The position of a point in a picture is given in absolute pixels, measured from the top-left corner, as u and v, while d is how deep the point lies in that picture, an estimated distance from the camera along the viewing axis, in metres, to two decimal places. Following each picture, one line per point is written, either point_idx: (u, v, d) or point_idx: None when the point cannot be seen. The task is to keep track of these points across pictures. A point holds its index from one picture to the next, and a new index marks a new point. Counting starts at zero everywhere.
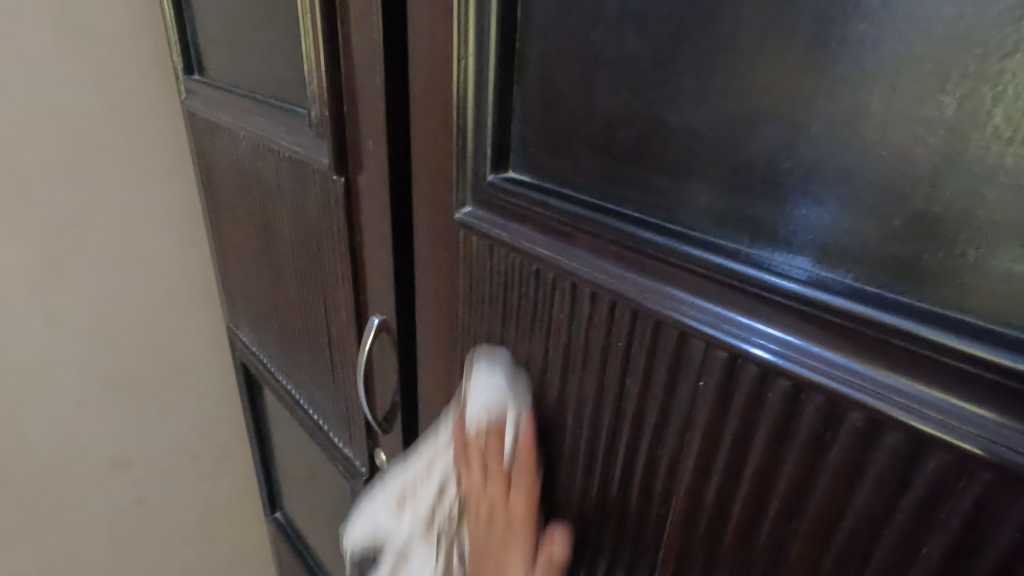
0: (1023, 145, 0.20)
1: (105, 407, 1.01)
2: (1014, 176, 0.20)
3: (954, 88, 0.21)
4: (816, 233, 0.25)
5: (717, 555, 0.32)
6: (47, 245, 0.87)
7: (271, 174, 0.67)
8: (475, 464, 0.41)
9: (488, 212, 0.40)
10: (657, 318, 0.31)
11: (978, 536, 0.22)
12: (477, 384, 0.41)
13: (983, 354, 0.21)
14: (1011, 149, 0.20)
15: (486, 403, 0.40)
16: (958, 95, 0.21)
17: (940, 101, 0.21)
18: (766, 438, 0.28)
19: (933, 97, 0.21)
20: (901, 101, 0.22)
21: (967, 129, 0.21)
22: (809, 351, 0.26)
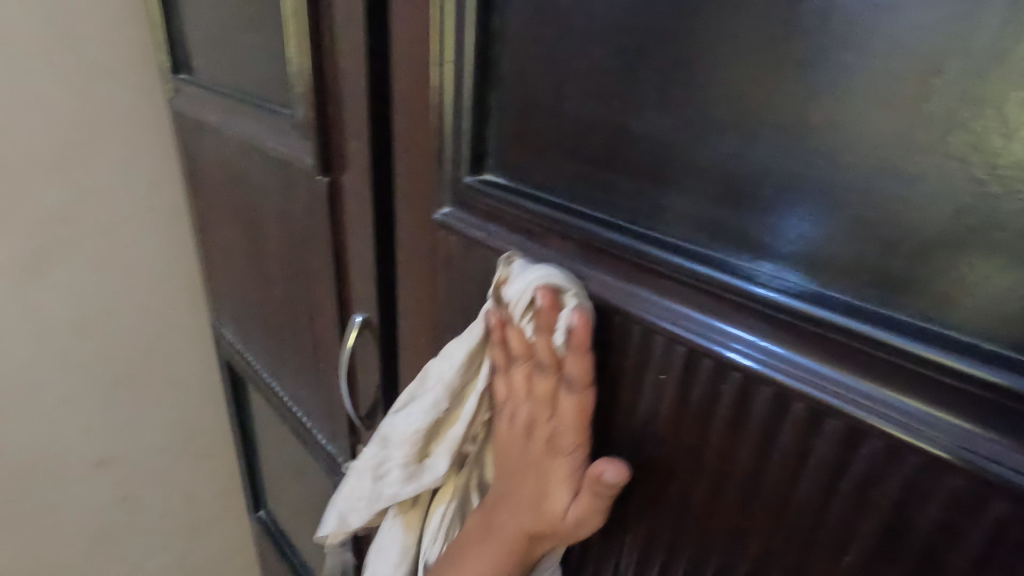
0: (941, 157, 0.22)
1: (88, 406, 1.01)
2: (933, 185, 0.22)
3: (881, 104, 0.23)
4: (780, 241, 0.27)
5: (679, 538, 0.34)
6: (31, 244, 0.87)
7: (256, 173, 0.68)
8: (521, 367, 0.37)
9: (465, 213, 0.41)
10: (622, 314, 0.33)
11: (906, 516, 0.24)
12: (522, 277, 0.35)
13: (919, 352, 0.23)
14: (931, 160, 0.22)
15: (533, 288, 0.34)
16: (885, 111, 0.23)
17: (871, 116, 0.23)
18: (722, 427, 0.30)
19: (864, 112, 0.23)
20: (836, 114, 0.24)
21: (897, 142, 0.23)
22: (758, 346, 0.27)
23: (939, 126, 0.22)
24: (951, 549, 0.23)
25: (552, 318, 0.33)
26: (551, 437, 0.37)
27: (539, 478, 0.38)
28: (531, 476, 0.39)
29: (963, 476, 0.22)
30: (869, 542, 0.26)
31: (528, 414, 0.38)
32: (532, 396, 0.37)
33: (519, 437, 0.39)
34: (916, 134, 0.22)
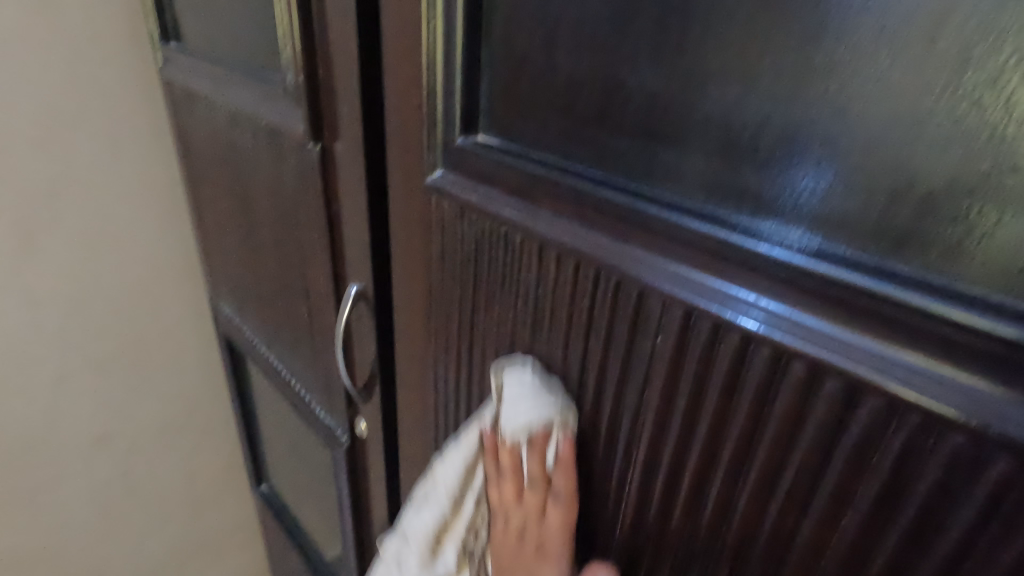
0: (951, 99, 0.21)
1: (87, 382, 1.01)
2: (941, 130, 0.21)
3: (890, 44, 0.21)
4: (790, 197, 0.25)
5: (672, 504, 0.34)
6: (23, 219, 0.86)
7: (248, 143, 0.67)
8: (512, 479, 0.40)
9: (457, 175, 0.40)
10: (618, 276, 0.32)
11: (905, 478, 0.24)
12: (512, 401, 0.38)
13: (928, 307, 0.22)
14: (941, 103, 0.21)
15: (526, 419, 0.37)
16: (894, 51, 0.21)
17: (879, 57, 0.22)
18: (718, 390, 0.29)
19: (871, 53, 0.22)
20: (842, 57, 0.23)
21: (905, 83, 0.21)
22: (755, 305, 0.27)
23: (950, 66, 0.20)
24: (952, 510, 0.23)
25: (543, 444, 0.37)
26: (542, 541, 0.40)
27: None
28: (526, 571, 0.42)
29: (966, 433, 0.22)
30: (867, 506, 0.25)
31: (519, 522, 0.41)
32: (522, 506, 0.41)
33: (514, 539, 0.42)
34: (928, 74, 0.21)
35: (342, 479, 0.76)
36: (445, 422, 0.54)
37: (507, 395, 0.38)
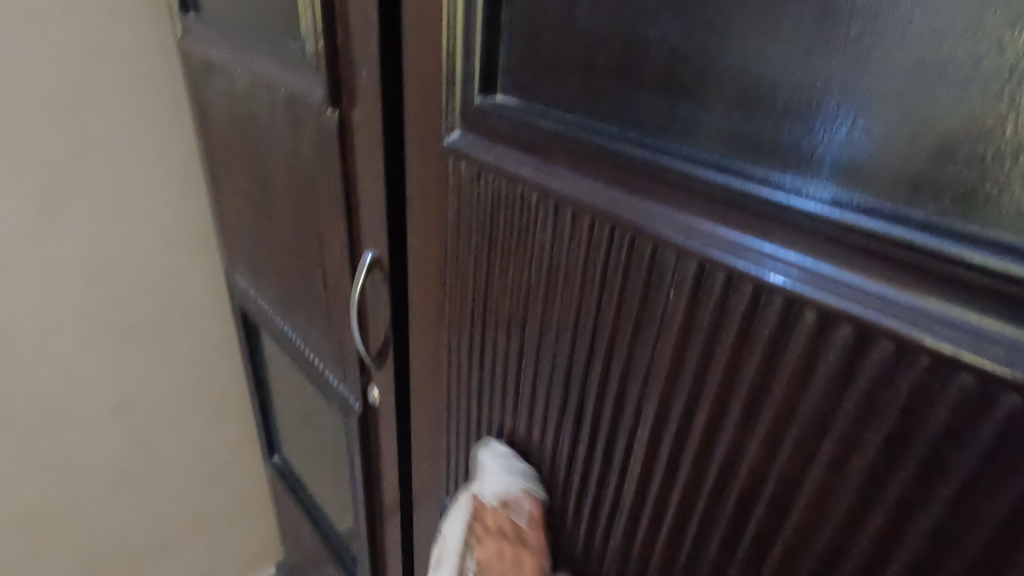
0: (971, 41, 0.21)
1: (105, 352, 1.04)
2: (960, 72, 0.21)
3: None
4: (804, 145, 0.26)
5: (681, 457, 0.35)
6: (45, 189, 0.88)
7: (265, 112, 0.67)
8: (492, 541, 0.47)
9: (476, 136, 0.41)
10: (633, 230, 0.32)
11: (912, 422, 0.24)
12: (487, 475, 0.47)
13: (945, 249, 0.23)
14: (961, 44, 0.21)
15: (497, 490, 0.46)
16: None
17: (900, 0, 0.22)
18: (730, 341, 0.30)
19: None
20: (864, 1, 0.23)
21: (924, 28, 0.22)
22: (771, 254, 0.27)
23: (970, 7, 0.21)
24: (956, 451, 0.24)
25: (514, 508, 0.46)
26: None
27: None
28: None
29: (974, 372, 0.22)
30: (873, 450, 0.26)
31: None
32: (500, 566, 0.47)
33: None
34: (947, 16, 0.21)
35: (354, 447, 0.78)
36: (457, 386, 0.55)
37: (484, 468, 0.48)
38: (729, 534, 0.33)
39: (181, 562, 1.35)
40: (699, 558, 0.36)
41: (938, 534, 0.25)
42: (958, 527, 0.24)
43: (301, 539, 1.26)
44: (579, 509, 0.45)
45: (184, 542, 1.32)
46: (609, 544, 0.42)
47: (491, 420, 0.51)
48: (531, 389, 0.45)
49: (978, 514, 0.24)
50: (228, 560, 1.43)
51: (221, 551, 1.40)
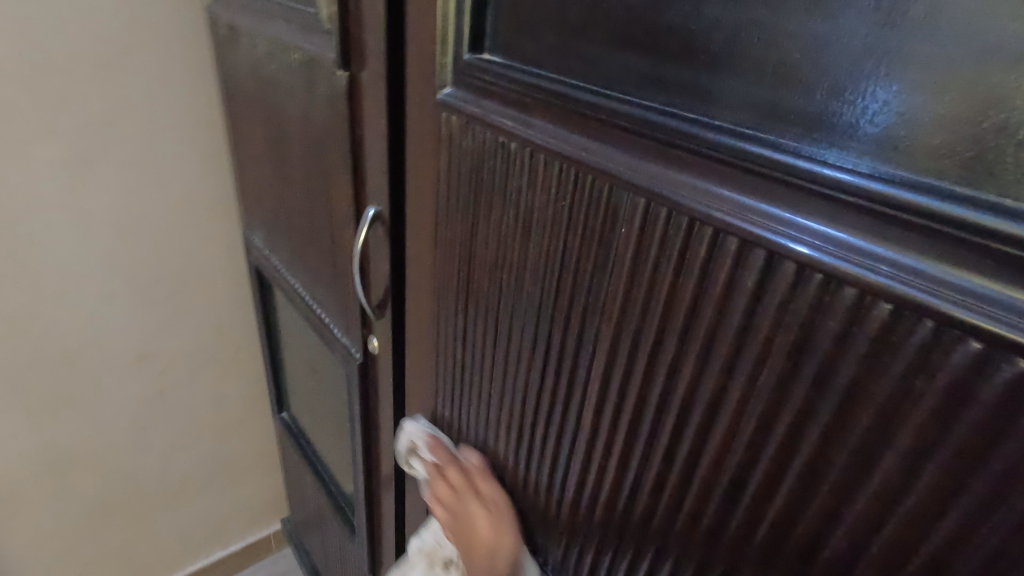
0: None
1: (131, 304, 1.10)
2: (845, 22, 0.25)
3: None
4: (729, 89, 0.29)
5: (631, 379, 0.39)
6: (80, 145, 0.94)
7: (283, 75, 0.72)
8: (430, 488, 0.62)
9: (465, 91, 0.45)
10: (593, 172, 0.36)
11: (809, 332, 0.28)
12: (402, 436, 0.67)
13: (836, 178, 0.26)
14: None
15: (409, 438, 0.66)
16: None
17: None
18: (670, 269, 0.34)
19: None
20: None
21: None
22: (700, 189, 0.31)
23: None
24: (844, 358, 0.27)
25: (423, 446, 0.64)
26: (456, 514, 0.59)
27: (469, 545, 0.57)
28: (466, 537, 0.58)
29: (855, 286, 0.26)
30: (780, 361, 0.30)
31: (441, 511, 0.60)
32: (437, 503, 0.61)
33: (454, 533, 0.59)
34: None
35: (354, 397, 0.83)
36: (446, 332, 0.59)
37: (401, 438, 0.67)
38: (668, 447, 0.38)
39: (191, 509, 1.43)
40: (644, 472, 0.40)
41: (829, 433, 0.29)
42: (845, 425, 0.28)
43: (304, 493, 1.32)
44: (548, 438, 0.49)
45: (195, 489, 1.40)
46: (571, 466, 0.47)
47: (475, 361, 0.56)
48: (509, 327, 0.49)
49: (860, 413, 0.27)
50: (235, 511, 1.51)
51: (229, 502, 1.48)
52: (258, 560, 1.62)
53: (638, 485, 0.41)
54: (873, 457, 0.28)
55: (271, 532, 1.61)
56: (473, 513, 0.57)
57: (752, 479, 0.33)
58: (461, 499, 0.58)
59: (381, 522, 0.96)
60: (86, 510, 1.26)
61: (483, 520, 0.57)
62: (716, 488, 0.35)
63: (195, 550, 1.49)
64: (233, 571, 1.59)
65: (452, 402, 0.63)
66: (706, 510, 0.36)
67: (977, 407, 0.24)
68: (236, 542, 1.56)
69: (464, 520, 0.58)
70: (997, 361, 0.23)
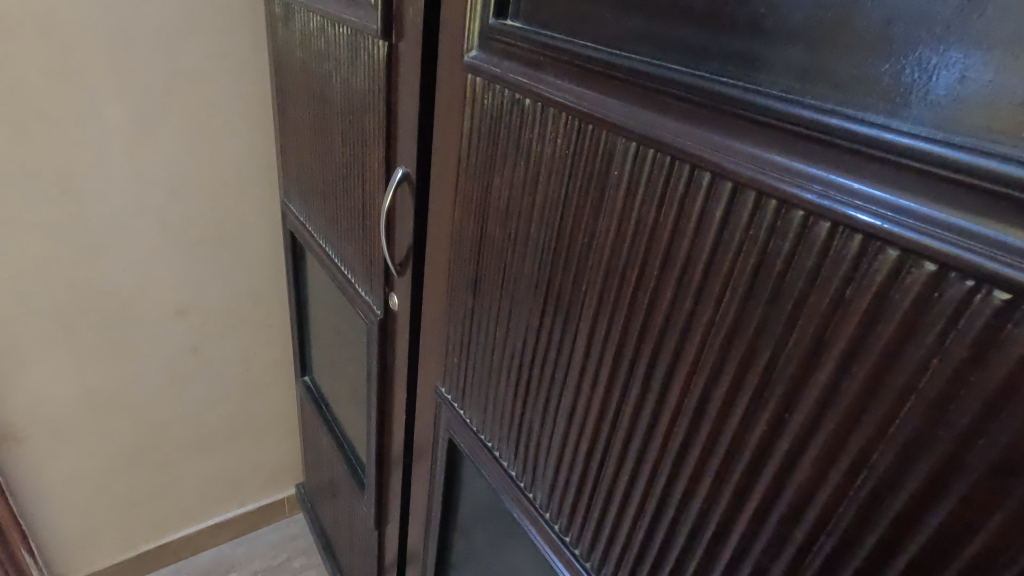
0: None
1: (174, 261, 1.18)
2: None
3: None
4: (708, 43, 0.34)
5: (619, 311, 0.43)
6: (142, 107, 1.03)
7: (329, 47, 0.79)
8: None
9: (489, 54, 0.50)
10: (592, 121, 0.41)
11: (766, 253, 0.32)
12: None
13: (792, 114, 0.30)
14: None
15: None
16: None
17: None
18: (654, 205, 0.38)
19: None
20: None
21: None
22: (681, 130, 0.35)
23: None
24: (792, 274, 0.31)
25: None
26: None
27: None
28: None
29: (803, 209, 0.30)
30: (741, 283, 0.34)
31: None
32: None
33: None
34: None
35: (373, 353, 0.89)
36: (460, 283, 0.64)
37: None
38: (647, 372, 0.42)
39: (213, 464, 1.51)
40: (627, 397, 0.45)
41: (777, 346, 0.33)
42: (790, 337, 0.32)
43: (320, 455, 1.39)
44: (545, 377, 0.54)
45: (218, 445, 1.48)
46: (564, 399, 0.52)
47: (485, 307, 0.61)
48: (516, 274, 0.54)
49: (802, 324, 0.31)
50: (254, 471, 1.58)
51: (248, 461, 1.56)
52: (271, 522, 1.69)
53: (620, 411, 0.46)
54: (814, 366, 0.31)
55: (285, 496, 1.68)
56: None
57: (715, 395, 0.37)
58: None
59: (390, 478, 1.01)
60: (118, 452, 1.34)
61: None
62: (686, 406, 0.39)
63: (214, 505, 1.57)
64: (247, 529, 1.66)
65: (460, 351, 0.68)
66: (678, 428, 0.40)
67: (896, 308, 0.28)
68: (252, 502, 1.64)
69: None
70: (910, 267, 0.27)
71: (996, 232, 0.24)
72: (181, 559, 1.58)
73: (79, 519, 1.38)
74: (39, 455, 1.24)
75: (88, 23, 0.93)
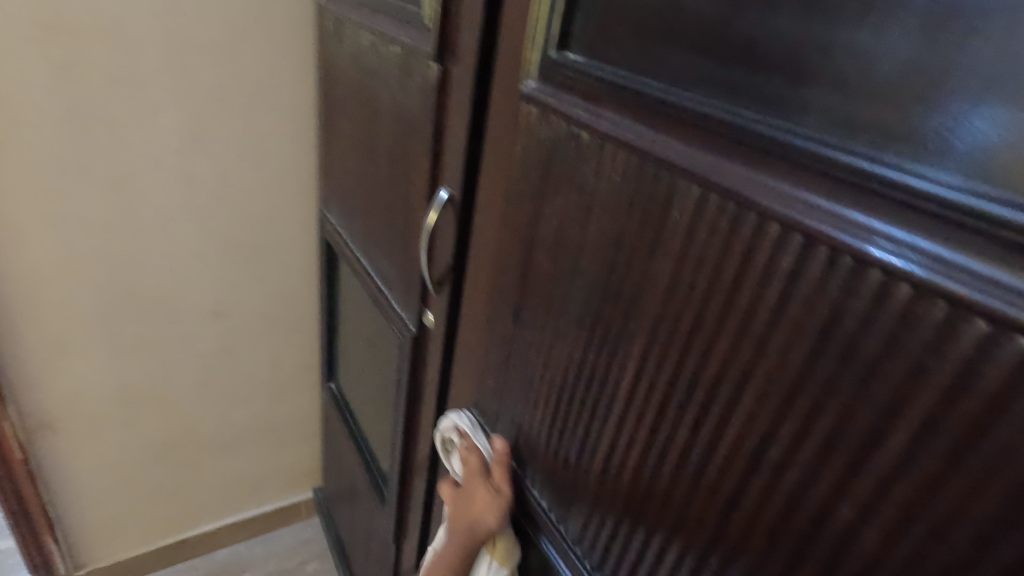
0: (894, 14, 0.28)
1: (212, 263, 1.21)
2: (882, 40, 0.29)
3: None
4: (784, 91, 0.33)
5: (670, 353, 0.42)
6: (193, 113, 1.05)
7: (381, 66, 0.80)
8: (474, 476, 0.66)
9: (547, 86, 0.51)
10: (653, 161, 0.41)
11: (840, 311, 0.31)
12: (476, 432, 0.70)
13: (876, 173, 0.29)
14: (887, 18, 0.28)
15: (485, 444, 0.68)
16: None
17: None
18: (717, 250, 0.37)
19: None
20: None
21: None
22: (751, 178, 0.34)
23: None
24: (865, 336, 0.30)
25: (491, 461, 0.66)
26: (486, 500, 0.64)
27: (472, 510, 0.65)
28: (469, 506, 0.65)
29: (882, 270, 0.29)
30: (807, 338, 0.33)
31: (473, 490, 0.66)
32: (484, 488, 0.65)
33: (468, 503, 0.65)
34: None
35: (404, 367, 0.89)
36: (502, 308, 0.64)
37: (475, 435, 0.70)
38: (696, 419, 0.41)
39: (236, 463, 1.52)
40: (673, 442, 0.43)
41: (845, 407, 0.32)
42: (860, 400, 0.31)
43: (341, 463, 1.39)
44: (587, 413, 0.53)
45: (242, 445, 1.50)
46: (604, 436, 0.51)
47: (526, 335, 0.60)
48: (562, 304, 0.53)
49: (875, 387, 0.30)
50: (275, 472, 1.60)
51: (270, 463, 1.57)
52: (288, 524, 1.70)
53: (666, 456, 0.44)
54: (884, 431, 0.30)
55: (303, 499, 1.69)
56: (477, 504, 0.64)
57: (771, 451, 0.36)
58: (475, 491, 0.65)
59: (412, 493, 1.01)
60: (146, 447, 1.36)
61: (479, 512, 0.64)
62: (736, 460, 0.38)
63: (234, 503, 1.59)
64: (264, 530, 1.67)
65: (496, 376, 0.67)
66: (726, 480, 0.39)
67: (985, 381, 0.26)
68: (271, 503, 1.65)
69: (469, 500, 0.66)
70: (1000, 341, 0.26)
71: None
72: (198, 555, 1.59)
73: (103, 510, 1.40)
74: (70, 444, 1.27)
75: (149, 30, 0.96)
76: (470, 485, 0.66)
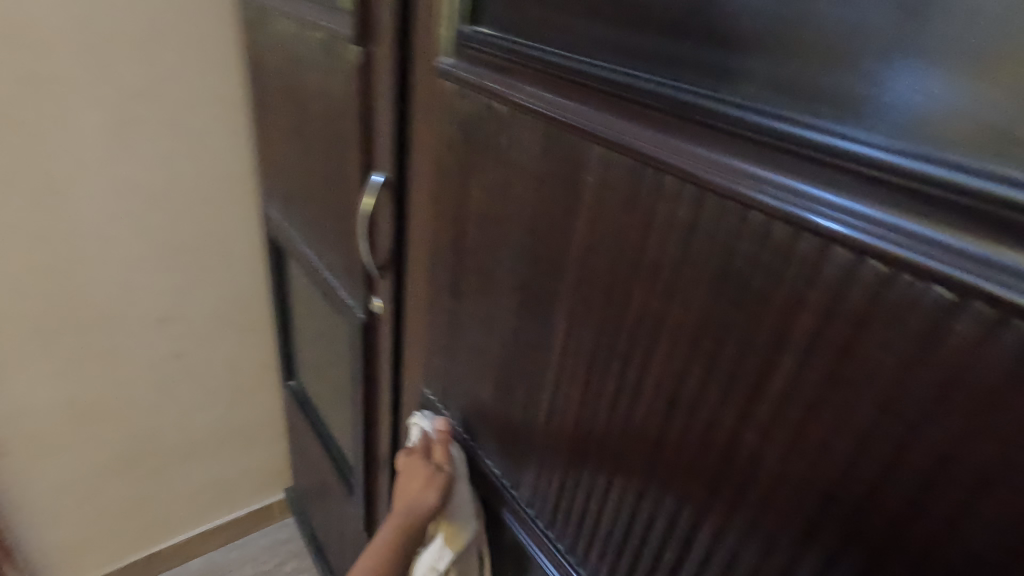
0: None
1: (155, 268, 1.17)
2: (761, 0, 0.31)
3: None
4: (679, 52, 0.35)
5: (593, 310, 0.44)
6: (117, 113, 1.01)
7: (305, 53, 0.79)
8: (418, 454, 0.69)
9: (462, 62, 0.51)
10: (563, 127, 0.42)
11: (731, 253, 0.33)
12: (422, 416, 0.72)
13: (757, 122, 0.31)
14: None
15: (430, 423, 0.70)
16: None
17: None
18: (625, 207, 0.39)
19: None
20: None
21: None
22: (648, 136, 0.36)
23: None
24: (753, 274, 0.33)
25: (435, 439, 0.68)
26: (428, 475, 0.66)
27: (413, 487, 0.67)
28: (411, 483, 0.67)
29: (763, 211, 0.31)
30: (706, 282, 0.35)
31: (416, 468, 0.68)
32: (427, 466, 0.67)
33: (410, 481, 0.68)
34: None
35: (357, 355, 0.89)
36: (442, 286, 0.65)
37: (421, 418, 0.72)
38: (621, 370, 0.43)
39: (201, 470, 1.50)
40: (603, 394, 0.46)
41: (742, 341, 0.34)
42: (754, 333, 0.33)
43: (308, 459, 1.39)
44: (528, 378, 0.55)
45: (205, 451, 1.47)
46: (544, 397, 0.53)
47: (466, 310, 0.61)
48: (496, 274, 0.55)
49: (765, 319, 0.33)
50: (242, 476, 1.58)
51: (236, 467, 1.55)
52: (262, 527, 1.68)
53: (598, 409, 0.46)
54: (775, 360, 0.33)
55: (274, 500, 1.68)
56: (419, 480, 0.66)
57: (685, 391, 0.38)
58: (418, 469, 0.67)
59: (377, 479, 1.01)
60: (103, 461, 1.33)
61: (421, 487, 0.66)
62: (657, 404, 0.41)
63: (202, 511, 1.56)
64: (237, 535, 1.65)
65: (443, 353, 0.69)
66: (650, 424, 0.42)
67: (851, 303, 0.29)
68: (241, 507, 1.63)
69: (411, 478, 0.68)
70: (860, 265, 0.28)
71: (934, 232, 0.26)
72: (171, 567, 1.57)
73: (64, 530, 1.36)
74: (21, 466, 1.23)
75: (62, 28, 0.92)
76: (413, 463, 0.68)
